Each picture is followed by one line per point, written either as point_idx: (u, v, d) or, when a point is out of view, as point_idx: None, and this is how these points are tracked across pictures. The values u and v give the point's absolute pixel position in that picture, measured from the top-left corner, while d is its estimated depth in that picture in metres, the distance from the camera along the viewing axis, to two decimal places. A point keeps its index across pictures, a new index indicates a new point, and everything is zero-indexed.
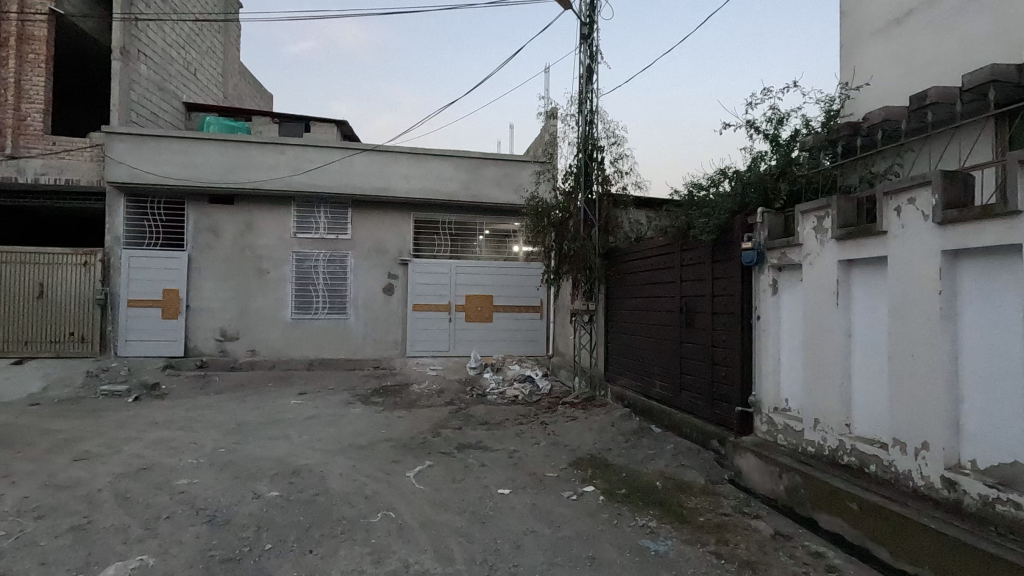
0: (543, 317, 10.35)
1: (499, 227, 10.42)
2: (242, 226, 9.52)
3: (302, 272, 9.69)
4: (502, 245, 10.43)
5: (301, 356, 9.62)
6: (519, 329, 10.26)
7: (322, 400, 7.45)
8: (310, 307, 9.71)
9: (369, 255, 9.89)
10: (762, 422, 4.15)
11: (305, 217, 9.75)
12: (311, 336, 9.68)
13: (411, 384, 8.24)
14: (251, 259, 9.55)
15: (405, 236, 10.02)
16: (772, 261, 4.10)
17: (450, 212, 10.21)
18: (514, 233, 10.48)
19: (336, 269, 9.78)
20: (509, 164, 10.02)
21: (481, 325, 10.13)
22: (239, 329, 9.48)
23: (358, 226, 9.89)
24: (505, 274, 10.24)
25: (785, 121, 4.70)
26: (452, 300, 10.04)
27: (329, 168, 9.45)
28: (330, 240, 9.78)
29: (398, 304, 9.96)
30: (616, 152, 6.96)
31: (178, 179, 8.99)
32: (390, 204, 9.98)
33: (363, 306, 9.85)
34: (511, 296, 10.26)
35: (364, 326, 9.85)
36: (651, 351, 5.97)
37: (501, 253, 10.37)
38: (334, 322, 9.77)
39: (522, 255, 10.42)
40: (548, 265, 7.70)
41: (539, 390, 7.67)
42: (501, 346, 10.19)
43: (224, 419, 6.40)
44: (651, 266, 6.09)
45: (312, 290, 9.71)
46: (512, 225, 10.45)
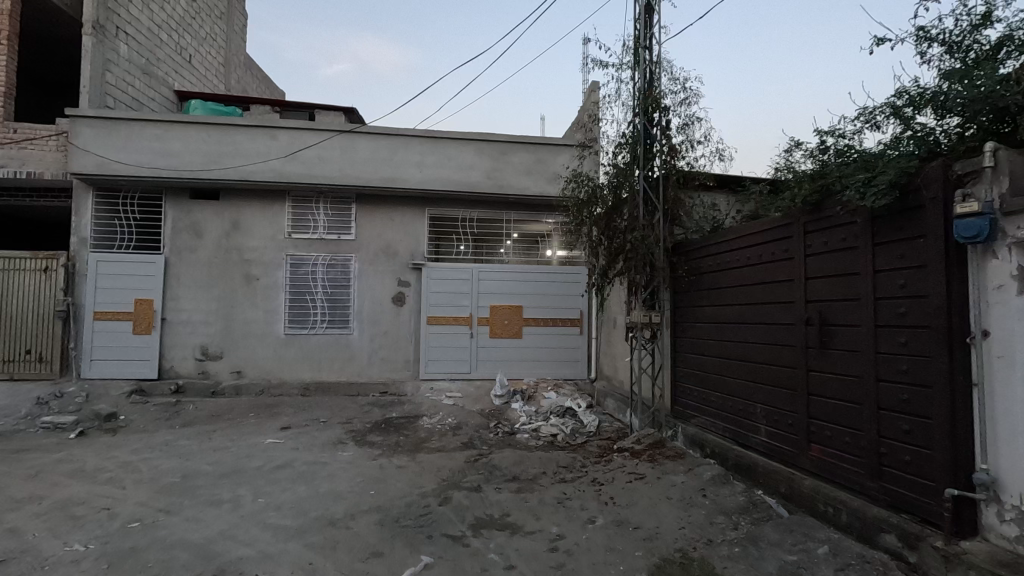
0: (583, 333, 8.60)
1: (530, 225, 8.81)
2: (229, 224, 8.15)
3: (298, 279, 8.23)
4: (533, 246, 8.78)
5: (295, 379, 8.11)
6: (555, 347, 8.53)
7: (306, 437, 5.85)
8: (306, 320, 8.22)
9: (376, 259, 8.36)
10: (1002, 521, 2.34)
11: (303, 214, 8.31)
12: (307, 355, 8.16)
13: (421, 417, 6.58)
14: (239, 264, 8.14)
15: (418, 236, 8.47)
16: (1019, 233, 2.31)
17: (471, 207, 8.62)
18: (547, 233, 8.85)
19: (338, 276, 8.28)
20: (542, 148, 8.38)
21: (509, 342, 8.46)
22: (223, 347, 8.04)
23: (363, 225, 8.37)
24: (537, 280, 8.56)
25: (993, 19, 2.96)
26: (474, 312, 8.40)
27: (328, 155, 7.98)
28: (330, 241, 8.29)
29: (410, 317, 8.38)
30: (687, 113, 5.24)
31: (152, 169, 7.63)
32: (401, 199, 8.47)
33: (369, 320, 8.30)
34: (544, 308, 8.56)
35: (370, 343, 8.28)
36: (750, 382, 4.19)
37: (531, 256, 8.72)
38: (335, 339, 8.23)
39: (557, 259, 8.75)
40: (597, 264, 5.94)
41: (584, 428, 5.93)
42: (533, 367, 8.48)
43: (169, 468, 4.86)
44: (746, 261, 4.33)
45: (309, 301, 8.22)
46: (545, 223, 8.81)
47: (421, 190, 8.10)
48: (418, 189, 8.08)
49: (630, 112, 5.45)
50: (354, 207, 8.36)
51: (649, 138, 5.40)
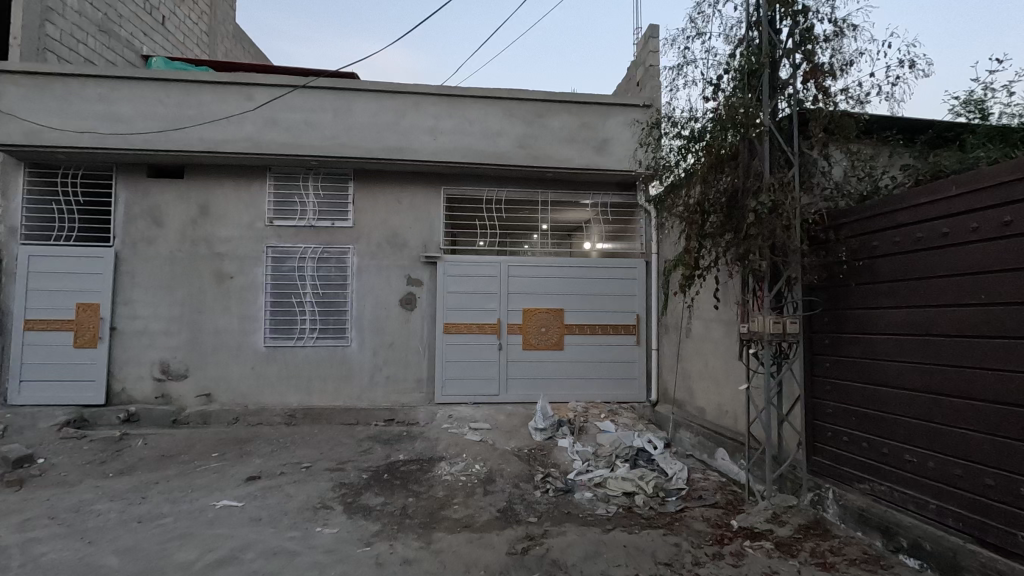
0: (641, 344, 6.79)
1: (570, 209, 7.06)
2: (195, 209, 6.50)
3: (282, 277, 6.57)
4: (567, 238, 7.08)
5: (279, 403, 6.44)
6: (605, 362, 6.75)
7: (276, 498, 4.14)
8: (293, 329, 6.55)
9: (378, 252, 6.66)
10: None
11: (288, 197, 6.64)
12: (292, 373, 6.49)
13: (437, 462, 4.84)
14: (209, 259, 6.49)
15: (431, 222, 6.75)
16: None
17: (497, 186, 6.87)
18: (591, 220, 7.11)
19: (331, 272, 6.60)
20: (587, 110, 6.62)
21: (547, 356, 6.69)
22: (188, 363, 6.39)
23: (362, 209, 6.68)
24: (581, 278, 6.79)
25: None
26: (502, 318, 6.66)
27: (318, 120, 6.30)
28: (322, 230, 6.61)
29: (422, 325, 6.66)
30: (839, 15, 3.48)
31: (94, 137, 5.99)
32: (410, 176, 6.77)
33: (371, 328, 6.60)
34: (591, 313, 6.78)
35: (373, 358, 6.58)
36: (1020, 442, 2.40)
37: (563, 248, 7.00)
38: (328, 353, 6.54)
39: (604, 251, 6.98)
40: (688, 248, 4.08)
41: (671, 485, 4.15)
42: (578, 387, 6.71)
43: (54, 562, 3.16)
44: (1001, 232, 2.52)
45: (296, 304, 6.56)
46: (585, 210, 7.09)
47: (435, 162, 6.37)
48: (431, 160, 6.36)
49: (747, 21, 3.70)
50: (350, 186, 6.68)
51: (772, 61, 3.64)
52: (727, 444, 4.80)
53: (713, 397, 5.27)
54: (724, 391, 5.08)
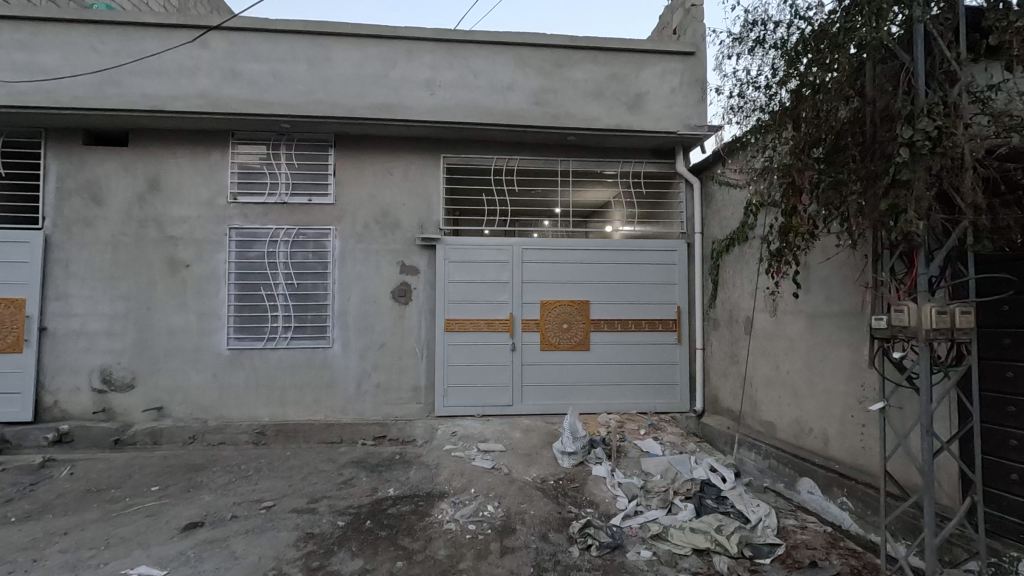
0: (683, 343, 5.64)
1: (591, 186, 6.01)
2: (143, 184, 5.36)
3: (248, 266, 5.43)
4: (583, 221, 6.10)
5: (247, 418, 5.32)
6: (640, 365, 5.60)
7: (216, 562, 3.00)
8: (262, 327, 5.41)
9: (365, 233, 5.52)
10: None
11: (256, 169, 5.50)
12: (262, 381, 5.36)
13: (437, 500, 3.70)
14: (159, 243, 5.34)
15: (429, 198, 5.60)
16: None
17: (507, 153, 5.71)
18: (617, 196, 5.98)
19: (308, 258, 5.47)
20: (617, 58, 5.45)
21: (571, 358, 5.55)
22: (136, 371, 5.26)
23: (344, 182, 5.54)
24: (610, 263, 5.65)
25: None
26: (516, 312, 5.52)
27: (289, 72, 5.15)
28: (298, 208, 5.48)
29: (419, 322, 5.52)
30: None
31: (10, 92, 4.84)
32: (403, 141, 5.62)
33: (357, 327, 5.46)
34: (622, 306, 5.63)
35: (359, 362, 5.45)
36: None
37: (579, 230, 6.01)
38: (305, 357, 5.41)
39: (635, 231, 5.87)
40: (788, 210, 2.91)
41: (760, 539, 3.00)
42: (607, 396, 5.56)
43: None
44: None
45: (266, 298, 5.42)
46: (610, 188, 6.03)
47: (433, 123, 5.22)
48: (428, 121, 5.21)
49: None
50: (330, 154, 5.55)
51: None
52: (818, 477, 3.65)
53: (790, 411, 4.12)
54: (809, 404, 3.93)
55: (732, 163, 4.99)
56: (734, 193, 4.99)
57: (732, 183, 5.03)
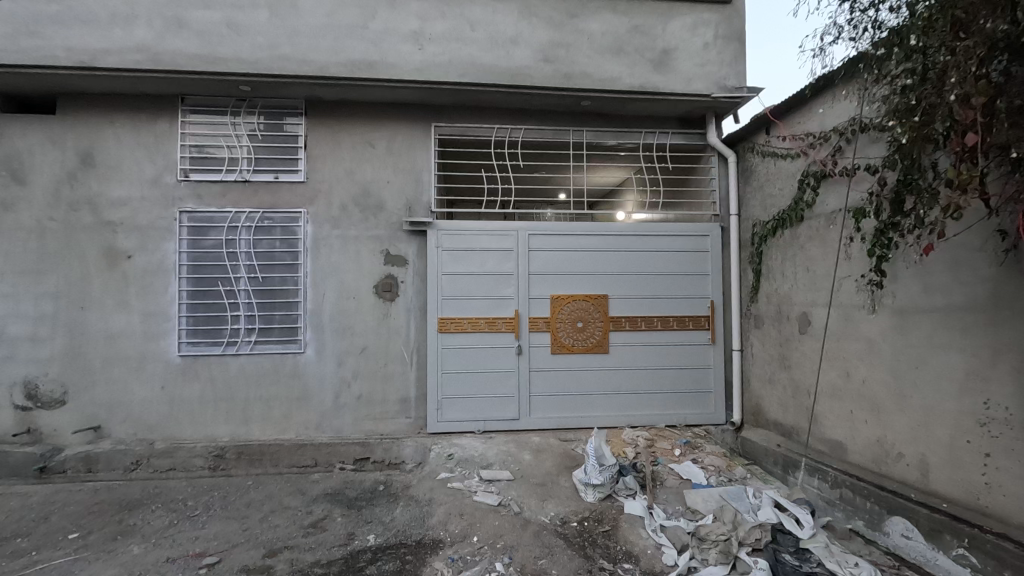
0: (717, 343, 4.82)
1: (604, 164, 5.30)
2: (75, 159, 4.47)
3: (203, 256, 4.55)
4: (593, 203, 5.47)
5: (203, 439, 4.45)
6: (668, 370, 4.79)
7: None
8: (221, 329, 4.54)
9: (342, 217, 4.67)
10: None
11: (210, 141, 4.61)
12: (221, 393, 4.50)
13: (430, 554, 2.87)
14: (95, 230, 4.46)
15: (418, 175, 4.74)
16: None
17: (509, 122, 4.85)
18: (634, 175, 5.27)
19: (275, 247, 4.60)
20: (639, 8, 4.60)
21: (586, 363, 4.72)
22: (67, 383, 4.39)
23: (317, 156, 4.68)
24: (631, 251, 4.82)
25: None
26: (522, 310, 4.68)
27: (246, 21, 4.27)
28: (262, 188, 4.61)
29: (408, 321, 4.67)
30: None
31: None
32: (387, 108, 4.75)
33: (334, 328, 4.61)
34: (646, 301, 4.80)
35: (337, 370, 4.60)
36: None
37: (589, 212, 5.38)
38: (272, 364, 4.56)
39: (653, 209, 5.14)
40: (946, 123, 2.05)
41: None
42: (629, 407, 4.74)
43: None
44: None
45: (224, 295, 4.55)
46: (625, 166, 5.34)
47: (422, 83, 4.35)
48: (416, 80, 4.34)
49: None
50: (300, 123, 4.68)
51: None
52: (920, 519, 2.84)
53: (869, 430, 3.31)
54: (898, 422, 3.12)
55: (784, 129, 4.16)
56: (785, 165, 4.17)
57: (781, 154, 4.21)
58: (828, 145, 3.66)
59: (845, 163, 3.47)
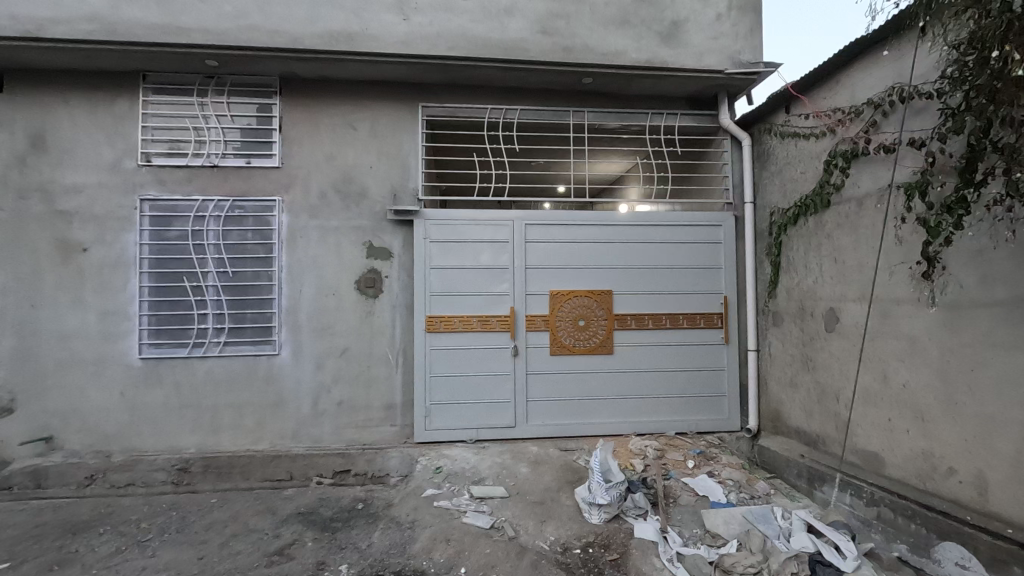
0: (731, 343, 4.42)
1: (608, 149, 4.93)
2: (24, 142, 4.05)
3: (166, 249, 4.13)
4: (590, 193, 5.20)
5: (167, 450, 4.04)
6: (677, 373, 4.39)
7: None
8: (187, 328, 4.12)
9: (320, 206, 4.26)
10: None
11: (174, 123, 4.19)
12: (187, 400, 4.09)
13: None
14: (47, 220, 4.04)
15: (404, 160, 4.34)
16: None
17: (504, 102, 4.43)
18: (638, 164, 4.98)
19: (247, 238, 4.19)
20: None
21: (589, 365, 4.31)
22: (16, 389, 3.97)
23: (292, 139, 4.26)
24: (638, 243, 4.42)
25: None
26: (518, 307, 4.28)
27: None
28: (232, 174, 4.20)
29: (393, 320, 4.26)
30: None
31: None
32: (370, 87, 4.35)
33: (311, 328, 4.20)
34: (653, 297, 4.40)
35: (315, 374, 4.19)
36: None
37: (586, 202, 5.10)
38: (244, 368, 4.14)
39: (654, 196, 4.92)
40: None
41: None
42: (635, 413, 4.34)
43: None
44: None
45: (191, 292, 4.14)
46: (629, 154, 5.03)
47: (407, 57, 3.94)
48: (400, 54, 3.93)
49: None
50: (274, 103, 4.26)
51: None
52: (980, 547, 2.44)
53: (913, 441, 2.91)
54: (948, 433, 2.72)
55: (806, 106, 3.76)
56: (807, 145, 3.77)
57: (802, 133, 3.81)
58: (861, 120, 3.26)
59: (882, 139, 3.08)
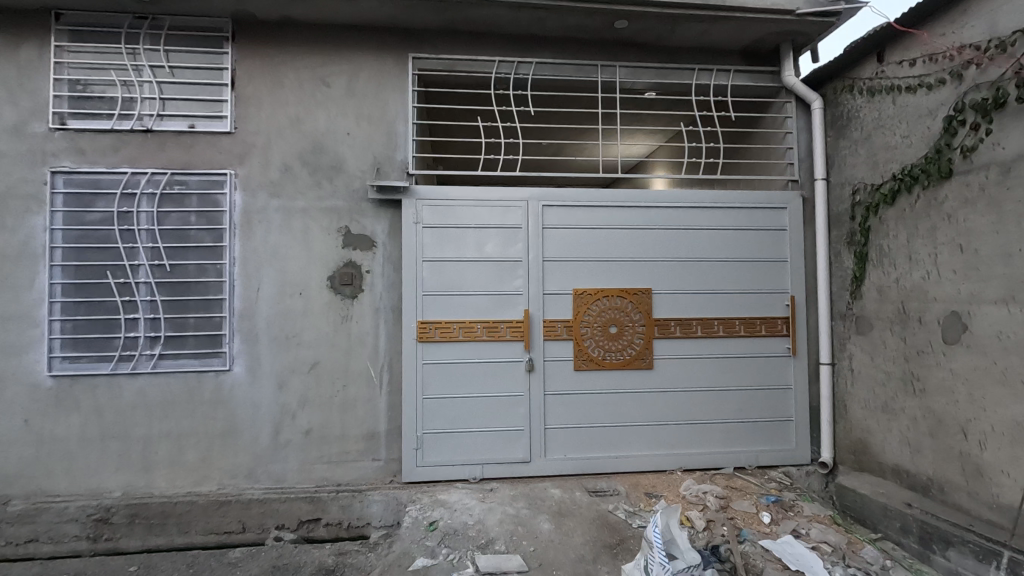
0: (798, 354, 3.54)
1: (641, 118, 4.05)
2: None
3: (86, 236, 3.23)
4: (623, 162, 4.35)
5: (85, 495, 3.15)
6: (731, 392, 3.51)
7: None
8: (113, 337, 3.23)
9: (284, 182, 3.37)
10: None
11: (97, 76, 3.29)
12: (111, 429, 3.20)
13: None
14: None
15: (391, 125, 3.46)
16: None
17: (515, 53, 3.54)
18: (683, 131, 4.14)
19: (189, 223, 3.30)
20: None
21: (623, 382, 3.44)
22: None
23: (249, 98, 3.37)
24: (682, 230, 3.54)
25: None
26: (534, 310, 3.39)
27: None
28: (171, 141, 3.31)
29: (376, 326, 3.37)
30: None
31: None
32: (348, 32, 3.46)
33: (272, 336, 3.31)
34: (702, 297, 3.52)
35: (276, 395, 3.30)
36: None
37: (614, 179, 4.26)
38: (185, 388, 3.25)
39: (684, 181, 4.41)
40: None
41: None
42: (680, 443, 3.46)
43: None
44: None
45: (116, 291, 3.23)
46: (666, 124, 4.18)
47: None
48: None
49: None
50: (225, 52, 3.37)
51: None
52: None
53: None
54: None
55: (913, 48, 2.90)
56: (914, 100, 2.89)
57: (904, 85, 2.95)
58: (1011, 56, 2.41)
59: None
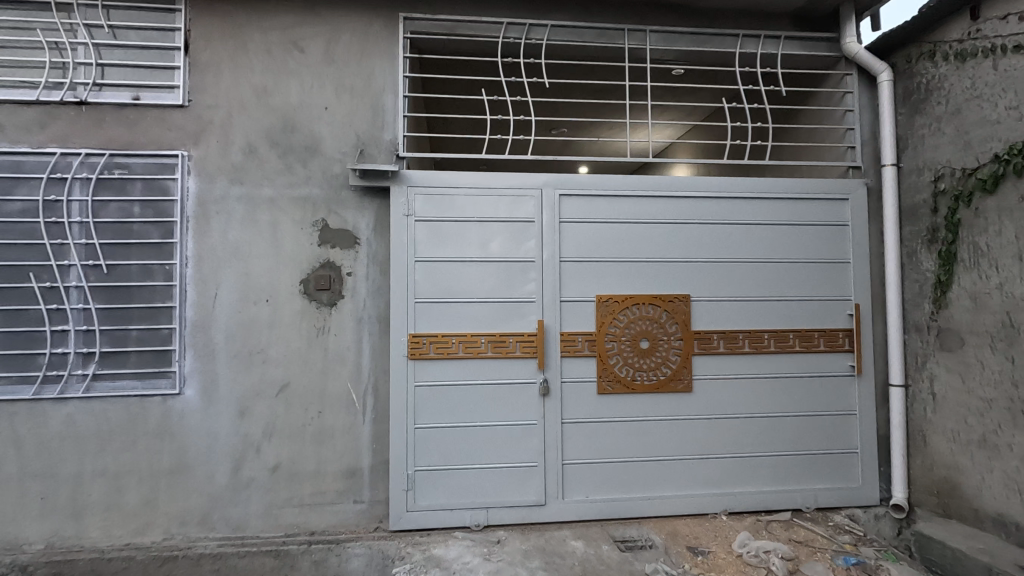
0: (864, 374, 2.96)
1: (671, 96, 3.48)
2: None
3: (4, 230, 2.64)
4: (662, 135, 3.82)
5: None
6: (785, 419, 2.93)
7: None
8: (36, 354, 2.63)
9: (248, 166, 2.79)
10: None
11: (21, 37, 2.72)
12: (33, 466, 2.61)
13: None
14: None
15: (377, 99, 2.89)
16: None
17: (526, 15, 2.97)
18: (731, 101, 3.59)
19: (132, 215, 2.71)
20: None
21: (656, 408, 2.85)
22: None
23: (206, 65, 2.80)
24: (726, 224, 2.96)
25: None
26: (550, 321, 2.81)
27: None
28: (110, 116, 2.73)
29: (359, 340, 2.79)
30: None
31: None
32: None
33: (232, 352, 2.73)
34: (749, 306, 2.94)
35: (237, 424, 2.71)
36: None
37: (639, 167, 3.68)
38: (125, 417, 2.66)
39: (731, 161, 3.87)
40: None
41: None
42: (724, 480, 2.88)
43: None
44: None
45: (41, 298, 2.64)
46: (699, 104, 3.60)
47: None
48: None
49: None
50: (178, 10, 2.79)
51: None
52: None
53: None
54: None
55: None
56: None
57: (1012, 45, 2.40)
58: None
59: None
